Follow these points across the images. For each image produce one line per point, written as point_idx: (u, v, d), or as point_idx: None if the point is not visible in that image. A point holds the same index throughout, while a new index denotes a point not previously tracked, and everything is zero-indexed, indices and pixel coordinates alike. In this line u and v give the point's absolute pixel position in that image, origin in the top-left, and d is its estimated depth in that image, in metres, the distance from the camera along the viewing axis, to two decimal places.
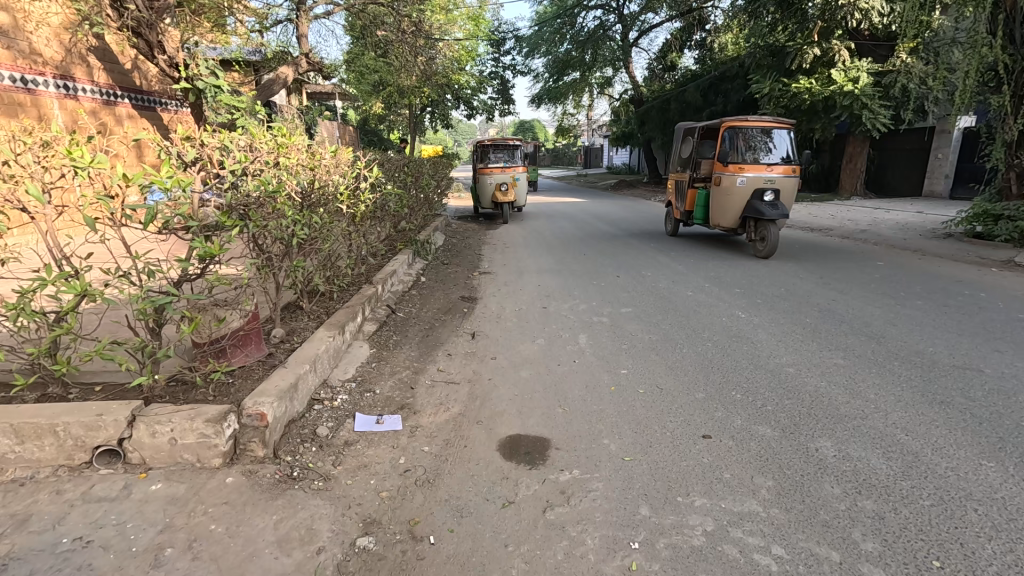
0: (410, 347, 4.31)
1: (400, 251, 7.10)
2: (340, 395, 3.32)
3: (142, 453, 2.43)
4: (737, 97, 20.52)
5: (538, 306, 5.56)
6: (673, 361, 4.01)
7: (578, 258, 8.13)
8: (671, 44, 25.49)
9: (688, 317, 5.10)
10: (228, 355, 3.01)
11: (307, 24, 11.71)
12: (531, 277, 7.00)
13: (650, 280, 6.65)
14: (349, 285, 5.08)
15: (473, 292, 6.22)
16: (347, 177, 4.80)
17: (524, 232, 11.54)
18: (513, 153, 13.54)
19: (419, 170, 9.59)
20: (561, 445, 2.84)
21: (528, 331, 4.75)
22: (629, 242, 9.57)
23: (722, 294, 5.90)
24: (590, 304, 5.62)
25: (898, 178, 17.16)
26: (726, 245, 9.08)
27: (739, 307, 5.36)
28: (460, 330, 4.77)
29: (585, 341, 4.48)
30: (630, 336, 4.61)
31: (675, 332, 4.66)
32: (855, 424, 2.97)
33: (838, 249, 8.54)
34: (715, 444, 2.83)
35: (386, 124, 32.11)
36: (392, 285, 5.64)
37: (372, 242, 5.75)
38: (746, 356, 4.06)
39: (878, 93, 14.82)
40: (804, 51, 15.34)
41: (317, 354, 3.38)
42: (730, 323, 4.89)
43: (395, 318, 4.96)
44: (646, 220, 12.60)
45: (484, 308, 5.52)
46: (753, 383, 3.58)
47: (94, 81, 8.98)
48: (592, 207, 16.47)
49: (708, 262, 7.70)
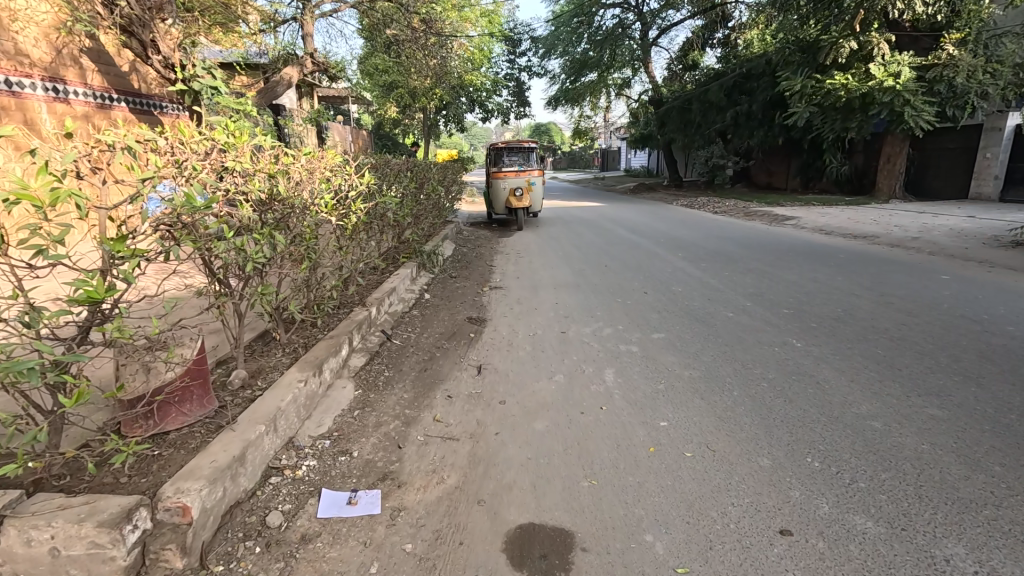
0: (403, 386, 3.63)
1: (403, 264, 6.45)
2: (307, 461, 2.63)
3: (13, 567, 1.76)
4: (764, 96, 19.58)
5: (557, 331, 4.83)
6: (723, 408, 3.25)
7: (599, 270, 7.39)
8: (692, 42, 24.58)
9: (733, 345, 4.33)
10: (158, 416, 2.36)
11: (312, 23, 11.21)
12: (547, 293, 6.28)
13: (682, 298, 5.89)
14: (338, 308, 4.41)
15: (482, 311, 5.52)
16: (332, 184, 4.08)
17: (541, 239, 10.84)
18: (528, 156, 12.85)
19: (427, 174, 8.95)
20: (589, 544, 2.12)
21: (544, 365, 4.03)
22: (655, 251, 8.79)
23: (768, 315, 5.11)
24: (616, 327, 4.87)
25: (941, 179, 16.07)
26: (763, 255, 8.25)
27: (792, 334, 4.56)
28: (464, 363, 4.08)
29: (613, 379, 3.74)
30: (666, 372, 3.86)
31: (720, 368, 3.88)
32: (990, 519, 2.19)
33: (891, 259, 7.66)
34: (801, 548, 2.08)
35: (400, 127, 31.78)
36: (389, 306, 4.97)
37: (368, 255, 5.10)
38: (814, 402, 3.28)
39: (922, 88, 13.79)
40: (839, 44, 14.39)
41: (280, 406, 2.70)
42: (786, 354, 4.11)
43: (390, 346, 4.29)
44: (670, 226, 11.79)
45: (494, 332, 4.82)
46: (832, 444, 2.80)
47: (87, 84, 8.52)
48: (611, 212, 15.72)
49: (746, 275, 6.89)
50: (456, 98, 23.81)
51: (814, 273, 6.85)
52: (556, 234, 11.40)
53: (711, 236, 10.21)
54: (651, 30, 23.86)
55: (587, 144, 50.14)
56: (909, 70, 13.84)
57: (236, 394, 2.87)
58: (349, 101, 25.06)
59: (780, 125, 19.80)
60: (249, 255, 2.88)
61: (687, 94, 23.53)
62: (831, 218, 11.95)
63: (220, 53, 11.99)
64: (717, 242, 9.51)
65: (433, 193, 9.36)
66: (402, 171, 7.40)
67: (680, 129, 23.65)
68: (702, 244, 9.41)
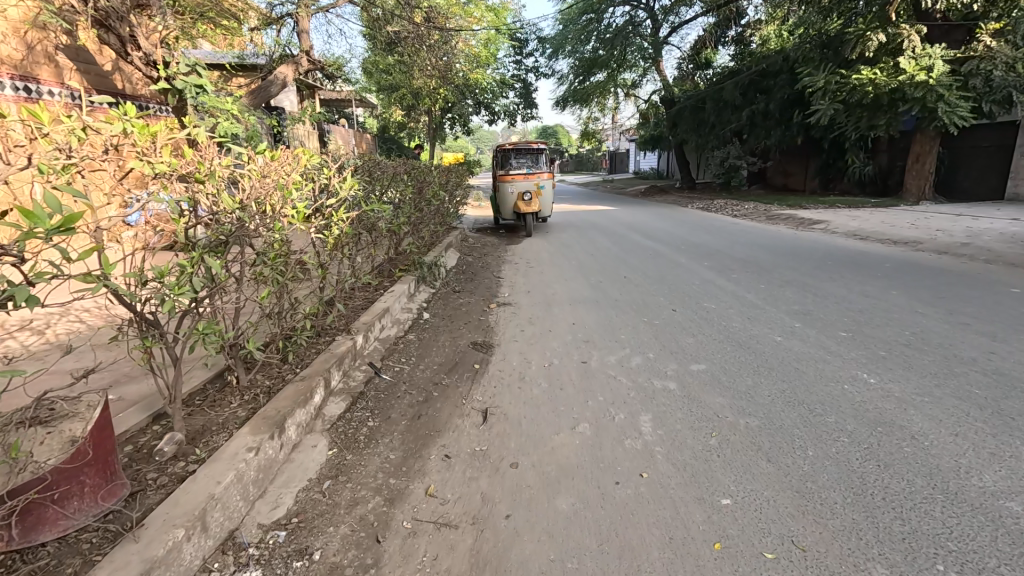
0: (390, 440, 2.91)
1: (400, 278, 5.76)
2: (248, 571, 1.92)
3: None
4: (782, 94, 18.78)
5: (576, 361, 4.09)
6: (800, 477, 2.51)
7: (618, 283, 6.65)
8: (705, 39, 23.75)
9: (790, 381, 3.58)
10: (26, 534, 1.65)
11: (308, 19, 10.59)
12: (562, 310, 5.56)
13: (717, 317, 5.13)
14: (316, 339, 3.72)
15: (488, 334, 4.81)
16: (302, 190, 3.40)
17: (551, 246, 10.12)
18: (537, 158, 12.14)
19: (428, 177, 8.27)
20: None
21: (563, 409, 3.30)
22: (677, 260, 8.05)
23: (823, 340, 4.35)
24: (646, 356, 4.14)
25: (973, 180, 15.20)
26: (798, 264, 7.49)
27: (858, 365, 3.81)
28: (466, 407, 3.36)
29: (652, 431, 3.00)
30: (715, 419, 3.12)
31: (783, 414, 3.14)
32: None
33: (943, 268, 6.86)
34: None
35: (405, 130, 31.25)
36: (379, 331, 4.27)
37: (352, 272, 4.40)
38: (919, 471, 2.53)
39: (957, 82, 12.94)
40: (867, 36, 13.60)
41: (213, 494, 2.00)
42: (859, 394, 3.35)
43: (377, 384, 3.57)
44: (690, 232, 11.02)
45: (501, 363, 4.10)
46: (970, 545, 2.04)
47: (63, 83, 7.93)
48: (624, 216, 14.97)
49: (784, 288, 6.13)
50: (462, 99, 23.20)
51: (863, 286, 6.07)
52: (568, 240, 10.67)
53: (735, 243, 9.44)
54: (662, 28, 23.10)
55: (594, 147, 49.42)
56: (943, 64, 12.97)
57: (163, 469, 2.18)
58: (353, 103, 24.52)
59: (799, 124, 18.99)
60: (172, 287, 2.24)
61: (700, 93, 22.77)
62: (862, 222, 11.13)
63: (213, 52, 11.41)
64: (744, 249, 8.74)
65: (435, 198, 8.71)
66: (401, 174, 6.72)
67: (693, 130, 23.09)
68: (727, 251, 8.64)
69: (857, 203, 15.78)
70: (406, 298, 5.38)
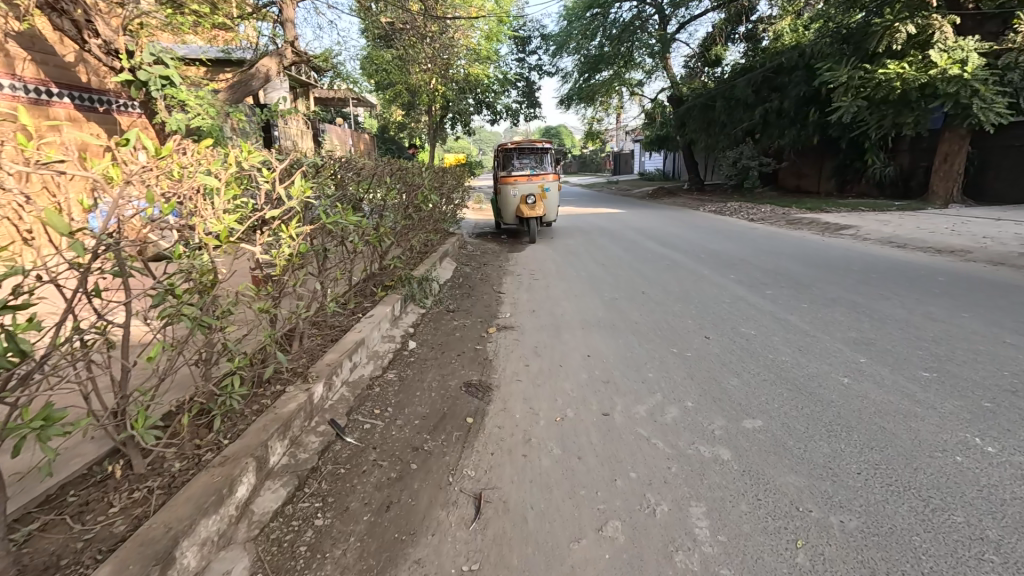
0: (341, 555, 2.05)
1: (383, 298, 4.93)
2: None
3: None
4: (797, 91, 17.91)
5: (596, 413, 3.24)
6: None
7: (636, 301, 5.79)
8: (715, 36, 22.85)
9: (882, 450, 2.72)
10: None
11: (293, 6, 9.75)
12: (572, 336, 4.72)
13: (762, 348, 4.26)
14: (259, 394, 2.87)
15: (485, 371, 3.95)
16: (219, 205, 2.54)
17: (557, 254, 9.27)
18: (542, 158, 11.29)
19: (421, 180, 7.44)
20: None
21: (584, 494, 2.44)
22: (699, 272, 7.18)
23: (903, 383, 3.48)
24: (684, 406, 3.29)
25: (1005, 181, 14.29)
26: (838, 277, 6.63)
27: (960, 424, 2.95)
28: (452, 489, 2.51)
29: (714, 539, 2.13)
30: (796, 516, 2.25)
31: (891, 510, 2.27)
32: None
33: (1010, 283, 5.97)
34: None
35: (406, 131, 30.56)
36: (347, 374, 3.43)
37: (315, 298, 3.56)
38: None
39: (992, 76, 12.04)
40: (894, 27, 12.73)
41: None
42: (983, 474, 2.48)
43: (337, 454, 2.71)
44: (707, 238, 10.17)
45: (501, 416, 3.24)
46: None
47: (17, 75, 7.11)
48: (632, 220, 14.11)
49: (831, 309, 5.26)
50: (462, 98, 22.42)
51: (924, 306, 5.20)
52: (575, 248, 9.81)
53: (760, 252, 8.57)
54: (670, 23, 22.24)
55: (599, 147, 48.60)
56: (977, 56, 12.08)
57: None
58: (351, 103, 23.77)
59: (815, 123, 18.11)
60: None
61: (710, 91, 21.90)
62: (895, 227, 10.23)
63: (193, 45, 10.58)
64: (772, 259, 7.86)
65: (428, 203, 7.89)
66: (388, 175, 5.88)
67: (702, 130, 22.25)
68: (754, 261, 7.78)
69: (880, 206, 14.89)
70: (387, 325, 4.52)
